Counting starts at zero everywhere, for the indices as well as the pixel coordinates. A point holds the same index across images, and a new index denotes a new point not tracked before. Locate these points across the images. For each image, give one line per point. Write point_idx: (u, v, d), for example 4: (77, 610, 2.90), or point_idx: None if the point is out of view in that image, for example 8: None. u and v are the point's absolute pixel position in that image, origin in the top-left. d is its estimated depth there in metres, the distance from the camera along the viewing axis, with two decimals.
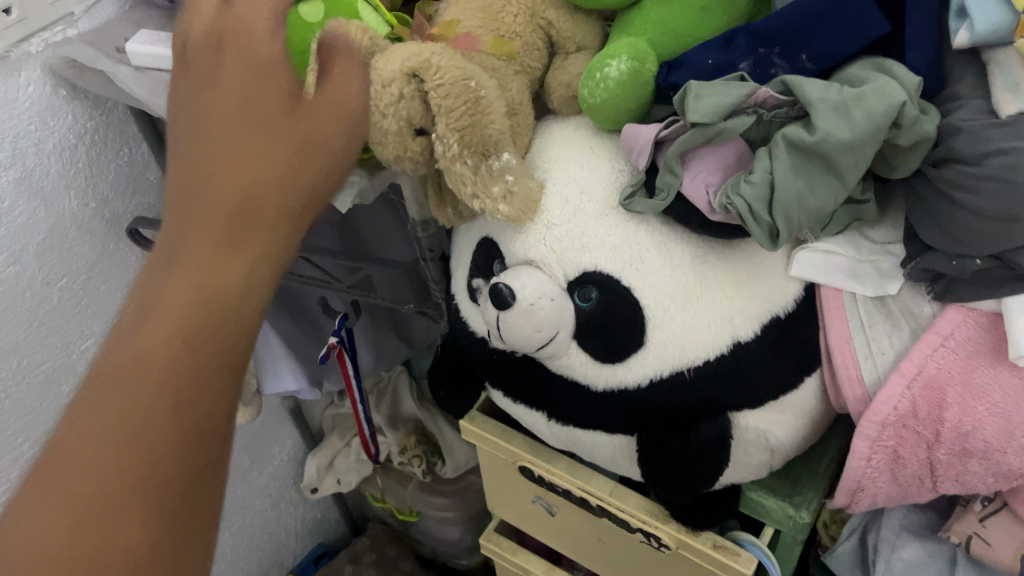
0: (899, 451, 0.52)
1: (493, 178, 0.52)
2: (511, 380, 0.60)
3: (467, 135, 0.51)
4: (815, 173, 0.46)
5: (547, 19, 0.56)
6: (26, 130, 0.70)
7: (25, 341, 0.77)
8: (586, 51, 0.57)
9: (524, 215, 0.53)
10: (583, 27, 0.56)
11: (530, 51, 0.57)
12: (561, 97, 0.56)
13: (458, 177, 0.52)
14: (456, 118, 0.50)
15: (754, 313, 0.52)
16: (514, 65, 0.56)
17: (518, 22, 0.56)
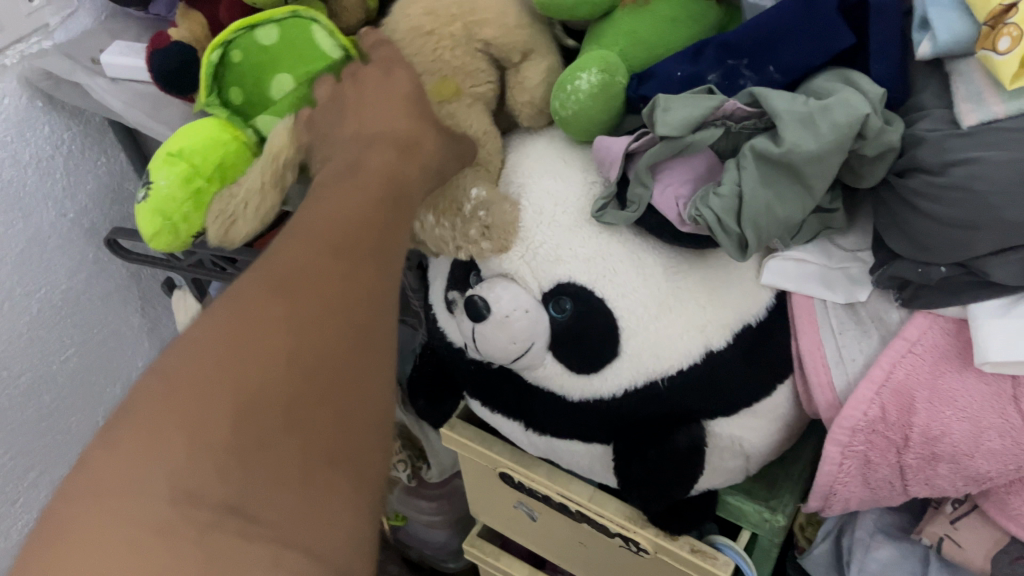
0: (870, 455, 0.52)
1: (467, 221, 0.53)
2: (488, 389, 0.61)
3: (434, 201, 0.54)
4: (782, 184, 0.47)
5: (484, 39, 0.55)
6: (2, 142, 0.69)
7: (5, 352, 0.76)
8: (533, 54, 0.56)
9: (507, 242, 0.53)
10: (525, 31, 0.55)
11: (477, 77, 0.56)
12: (526, 115, 0.57)
13: (440, 238, 0.55)
14: None
15: (726, 321, 0.52)
16: (465, 98, 0.56)
17: (456, 54, 0.55)
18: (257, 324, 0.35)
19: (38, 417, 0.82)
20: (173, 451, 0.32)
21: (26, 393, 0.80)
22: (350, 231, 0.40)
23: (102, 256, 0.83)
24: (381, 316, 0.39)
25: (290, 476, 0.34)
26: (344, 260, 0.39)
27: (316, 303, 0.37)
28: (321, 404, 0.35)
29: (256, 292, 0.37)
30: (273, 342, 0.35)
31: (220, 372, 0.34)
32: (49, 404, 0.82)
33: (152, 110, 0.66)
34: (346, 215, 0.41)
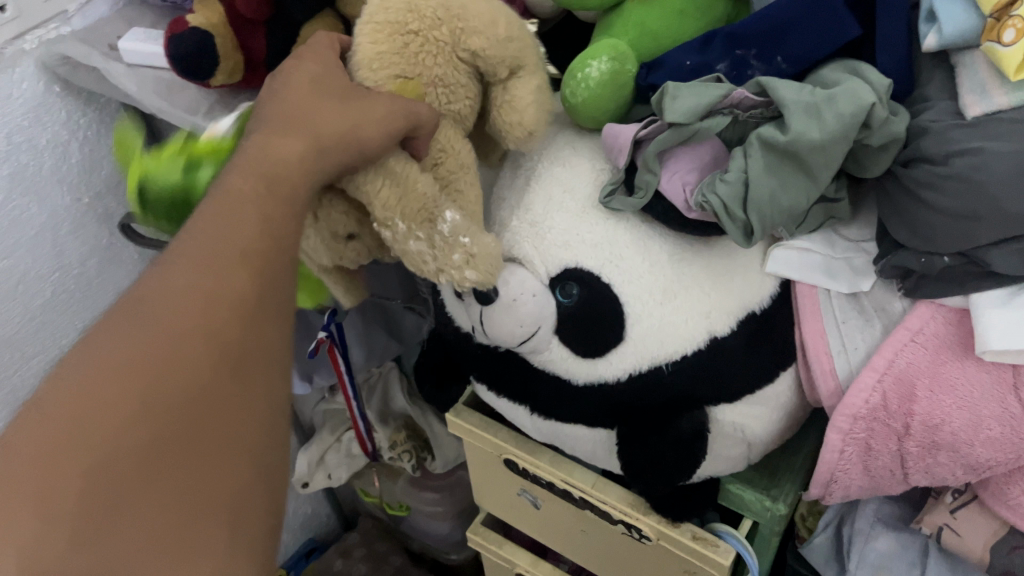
0: (871, 443, 0.53)
1: (448, 247, 0.50)
2: (495, 374, 0.61)
3: (405, 211, 0.49)
4: (787, 172, 0.48)
5: (470, 49, 0.50)
6: (18, 126, 0.70)
7: (18, 335, 0.76)
8: (521, 69, 0.52)
9: (491, 277, 0.51)
10: (518, 44, 0.51)
11: (458, 92, 0.52)
12: (515, 139, 0.54)
13: (417, 256, 0.50)
14: (386, 200, 0.49)
15: (730, 308, 0.53)
16: (446, 108, 0.52)
17: (438, 64, 0.50)
18: (116, 368, 0.33)
19: None
20: (21, 522, 0.30)
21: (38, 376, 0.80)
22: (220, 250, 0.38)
23: (115, 242, 0.83)
24: (259, 336, 0.37)
25: (157, 527, 0.33)
26: (208, 287, 0.36)
27: (181, 339, 0.35)
28: (190, 442, 0.34)
29: (114, 334, 0.34)
30: (133, 387, 0.33)
31: (72, 430, 0.32)
32: None
33: (167, 95, 0.67)
34: (218, 233, 0.38)
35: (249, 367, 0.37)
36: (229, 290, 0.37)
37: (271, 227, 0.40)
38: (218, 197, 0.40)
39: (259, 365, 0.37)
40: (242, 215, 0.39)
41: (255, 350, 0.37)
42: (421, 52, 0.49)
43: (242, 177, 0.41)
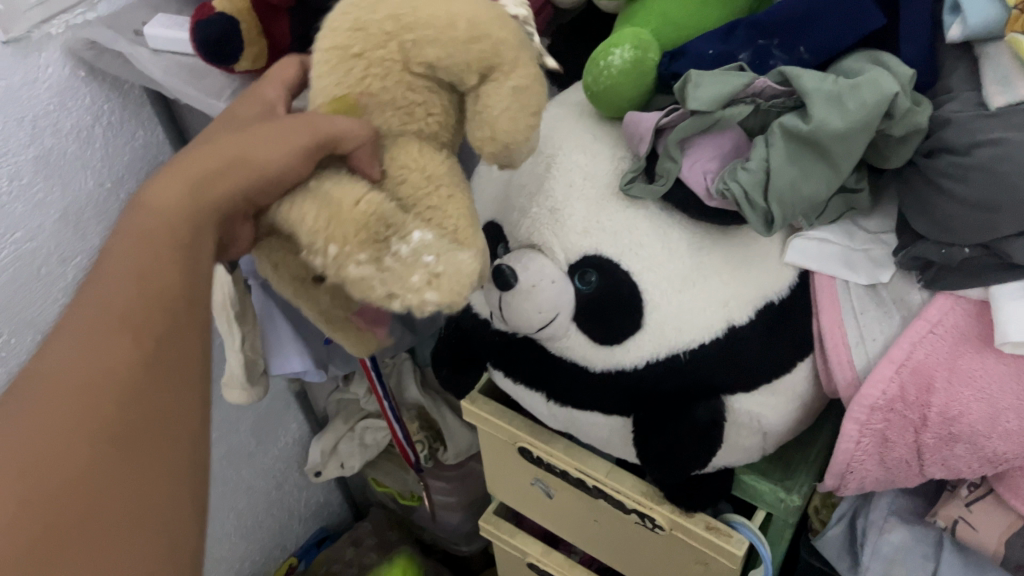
0: (887, 434, 0.53)
1: (405, 265, 0.38)
2: (512, 361, 0.62)
3: (340, 230, 0.37)
4: (809, 161, 0.48)
5: (425, 61, 0.40)
6: (43, 110, 0.71)
7: (41, 317, 0.77)
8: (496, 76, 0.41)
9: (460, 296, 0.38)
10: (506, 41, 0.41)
11: (421, 112, 0.42)
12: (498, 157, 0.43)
13: (364, 286, 0.38)
14: (319, 221, 0.38)
15: (748, 297, 0.53)
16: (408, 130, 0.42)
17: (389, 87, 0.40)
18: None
19: None
20: None
21: None
22: (92, 317, 0.33)
23: None
24: (158, 405, 0.33)
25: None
26: (85, 358, 0.32)
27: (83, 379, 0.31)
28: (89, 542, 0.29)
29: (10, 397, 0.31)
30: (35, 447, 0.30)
31: None
32: None
33: (191, 80, 0.67)
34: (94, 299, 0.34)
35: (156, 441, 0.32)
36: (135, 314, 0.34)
37: (164, 275, 0.35)
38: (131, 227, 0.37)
39: (182, 383, 0.34)
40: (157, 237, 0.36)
41: (173, 368, 0.34)
42: (367, 72, 0.40)
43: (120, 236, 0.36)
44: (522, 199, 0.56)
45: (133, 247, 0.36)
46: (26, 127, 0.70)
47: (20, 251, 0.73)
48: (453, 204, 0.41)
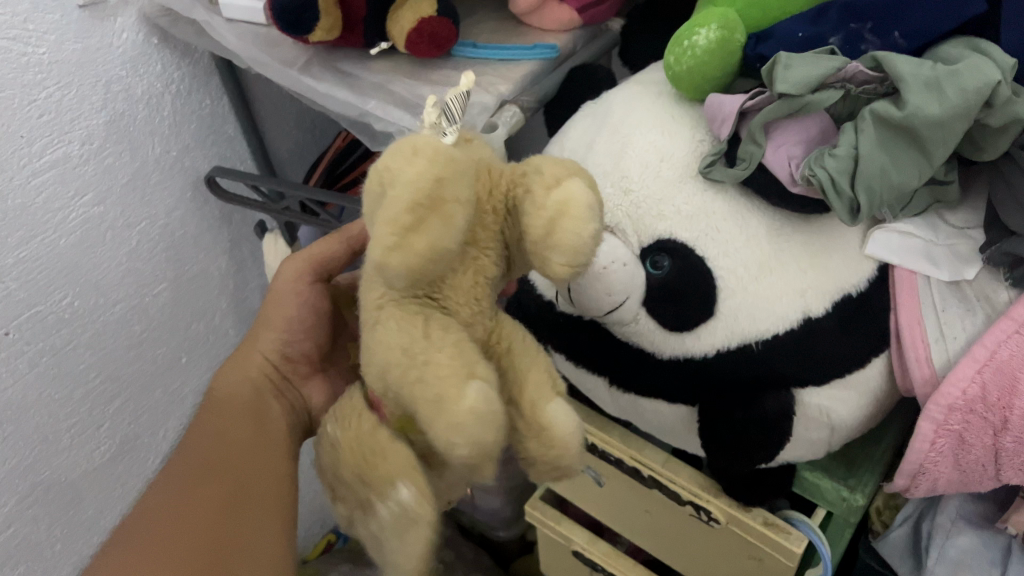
0: (965, 435, 0.51)
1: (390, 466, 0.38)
2: (578, 345, 0.61)
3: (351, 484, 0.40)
4: (900, 149, 0.46)
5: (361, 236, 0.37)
6: (117, 75, 0.73)
7: (105, 280, 0.77)
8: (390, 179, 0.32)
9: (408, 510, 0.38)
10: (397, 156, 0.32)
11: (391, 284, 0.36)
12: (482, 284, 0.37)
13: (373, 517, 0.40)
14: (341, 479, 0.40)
15: (826, 288, 0.51)
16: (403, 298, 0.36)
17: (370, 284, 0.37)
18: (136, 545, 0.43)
19: (131, 346, 0.82)
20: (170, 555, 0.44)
21: (119, 321, 0.80)
22: (189, 462, 0.48)
23: (199, 196, 0.84)
24: (254, 508, 0.49)
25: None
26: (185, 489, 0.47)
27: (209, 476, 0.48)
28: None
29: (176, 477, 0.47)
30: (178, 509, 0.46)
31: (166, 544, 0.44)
32: (140, 334, 0.82)
33: (264, 47, 0.67)
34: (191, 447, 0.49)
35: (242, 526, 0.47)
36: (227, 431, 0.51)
37: (247, 428, 0.52)
38: (230, 373, 0.56)
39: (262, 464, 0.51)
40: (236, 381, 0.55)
41: (250, 449, 0.51)
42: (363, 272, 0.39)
43: (202, 409, 0.53)
44: (595, 178, 0.56)
45: (218, 408, 0.53)
46: (99, 91, 0.71)
47: (88, 214, 0.74)
48: (439, 364, 0.33)
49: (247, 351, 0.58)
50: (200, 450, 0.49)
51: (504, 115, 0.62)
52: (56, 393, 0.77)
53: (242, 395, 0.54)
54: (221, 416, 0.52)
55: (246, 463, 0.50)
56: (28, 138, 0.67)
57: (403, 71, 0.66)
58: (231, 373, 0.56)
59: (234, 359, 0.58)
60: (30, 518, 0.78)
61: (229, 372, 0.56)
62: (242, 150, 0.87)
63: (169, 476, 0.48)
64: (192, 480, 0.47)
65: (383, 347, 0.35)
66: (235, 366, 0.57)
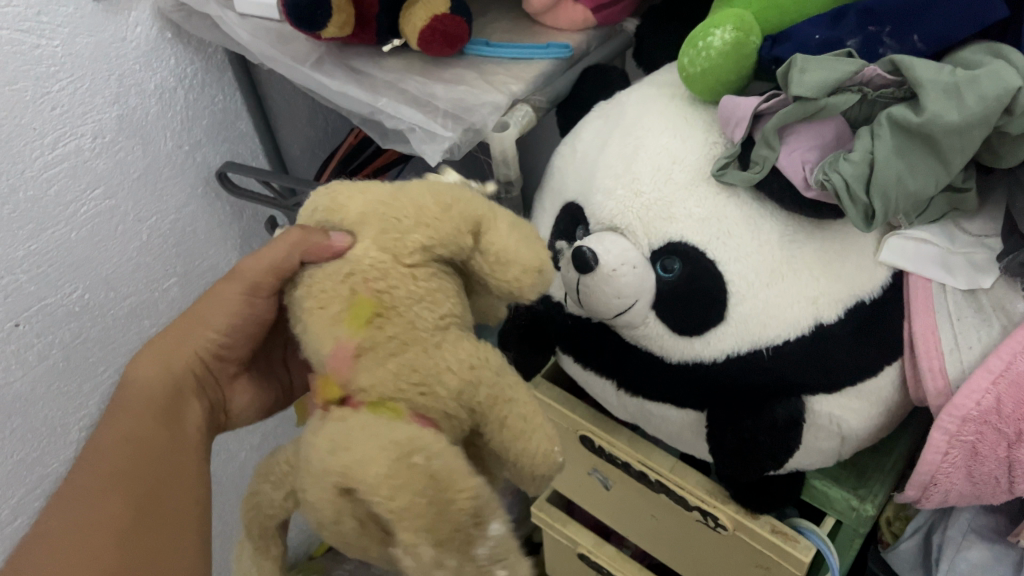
0: (978, 447, 0.50)
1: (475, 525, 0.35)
2: (585, 347, 0.61)
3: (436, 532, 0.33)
4: (917, 155, 0.46)
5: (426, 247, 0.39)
6: (130, 69, 0.73)
7: (115, 274, 0.77)
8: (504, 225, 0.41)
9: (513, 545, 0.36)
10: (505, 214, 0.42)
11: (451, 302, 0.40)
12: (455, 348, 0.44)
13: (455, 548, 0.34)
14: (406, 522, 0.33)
15: (839, 295, 0.51)
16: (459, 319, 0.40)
17: (436, 296, 0.39)
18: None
19: (140, 341, 0.82)
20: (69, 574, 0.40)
21: (129, 316, 0.80)
22: (101, 468, 0.45)
23: (210, 192, 0.84)
24: (167, 519, 0.44)
25: None
26: (89, 506, 0.43)
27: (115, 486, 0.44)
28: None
29: (83, 484, 0.44)
30: (79, 524, 0.42)
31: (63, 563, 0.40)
32: (149, 329, 0.82)
33: (277, 44, 0.67)
34: (98, 459, 0.45)
35: (153, 549, 0.43)
36: (142, 434, 0.47)
37: (160, 428, 0.48)
38: (155, 357, 0.51)
39: (177, 471, 0.47)
40: (154, 370, 0.51)
41: (164, 456, 0.47)
42: (399, 289, 0.38)
43: (116, 407, 0.48)
44: (606, 180, 0.55)
45: (138, 402, 0.49)
46: (112, 85, 0.71)
47: (99, 207, 0.74)
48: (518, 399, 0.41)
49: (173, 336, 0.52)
50: (110, 458, 0.45)
51: (516, 114, 0.61)
52: (64, 386, 0.77)
53: (160, 386, 0.50)
54: (136, 414, 0.48)
55: (160, 470, 0.46)
56: (40, 131, 0.67)
57: (414, 69, 0.66)
58: (156, 359, 0.51)
59: (158, 340, 0.53)
60: (37, 510, 0.78)
61: (153, 354, 0.52)
62: (254, 145, 0.87)
63: (80, 478, 0.44)
64: (93, 490, 0.44)
65: (468, 367, 0.39)
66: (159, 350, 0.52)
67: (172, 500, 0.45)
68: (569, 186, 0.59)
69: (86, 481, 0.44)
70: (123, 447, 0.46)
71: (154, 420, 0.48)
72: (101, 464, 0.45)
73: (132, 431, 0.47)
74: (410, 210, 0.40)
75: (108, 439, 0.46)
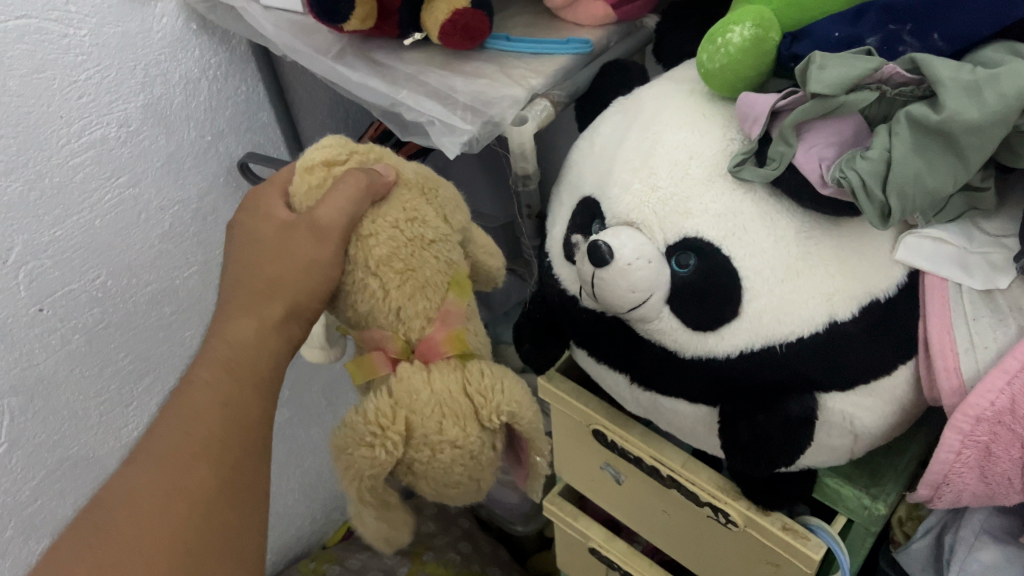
0: (992, 447, 0.50)
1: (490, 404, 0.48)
2: (599, 341, 0.61)
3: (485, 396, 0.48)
4: (936, 154, 0.45)
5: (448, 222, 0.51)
6: (156, 59, 0.74)
7: (137, 261, 0.79)
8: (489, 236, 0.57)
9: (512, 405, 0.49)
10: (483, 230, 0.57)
11: (452, 250, 0.50)
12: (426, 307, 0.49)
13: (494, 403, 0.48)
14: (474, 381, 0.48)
15: (854, 292, 0.51)
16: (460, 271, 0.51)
17: (449, 249, 0.50)
18: (100, 545, 0.42)
19: (160, 328, 0.83)
20: (140, 538, 0.43)
21: (150, 302, 0.81)
22: (187, 437, 0.46)
23: (231, 182, 0.85)
24: (237, 501, 0.47)
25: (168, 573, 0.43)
26: (170, 475, 0.45)
27: (193, 459, 0.46)
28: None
29: (165, 450, 0.46)
30: (159, 489, 0.45)
31: (136, 527, 0.43)
32: (169, 316, 0.83)
33: (301, 36, 0.69)
34: (183, 430, 0.47)
35: (225, 531, 0.46)
36: (230, 409, 0.48)
37: (245, 402, 0.49)
38: (246, 299, 0.51)
39: (252, 452, 0.48)
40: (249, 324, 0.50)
41: (246, 437, 0.48)
42: (421, 236, 0.48)
43: (205, 371, 0.49)
44: (623, 174, 0.55)
45: (229, 365, 0.49)
46: (137, 75, 0.73)
47: (123, 195, 0.75)
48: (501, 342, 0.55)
49: (266, 274, 0.51)
50: (195, 427, 0.47)
51: (534, 109, 0.61)
52: (85, 371, 0.78)
53: (251, 345, 0.50)
54: (226, 381, 0.49)
55: (238, 451, 0.47)
56: (67, 119, 0.69)
57: (435, 62, 0.66)
58: (252, 303, 0.51)
59: (250, 274, 0.51)
60: (57, 493, 0.80)
61: (249, 294, 0.51)
62: (275, 137, 0.88)
63: (163, 437, 0.46)
64: (172, 458, 0.45)
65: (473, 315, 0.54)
66: (253, 295, 0.51)
67: (247, 483, 0.48)
68: (585, 181, 0.59)
69: (171, 442, 0.46)
70: (208, 419, 0.47)
71: (241, 389, 0.49)
72: (187, 431, 0.46)
73: (224, 402, 0.48)
74: (421, 177, 0.51)
75: (193, 403, 0.48)
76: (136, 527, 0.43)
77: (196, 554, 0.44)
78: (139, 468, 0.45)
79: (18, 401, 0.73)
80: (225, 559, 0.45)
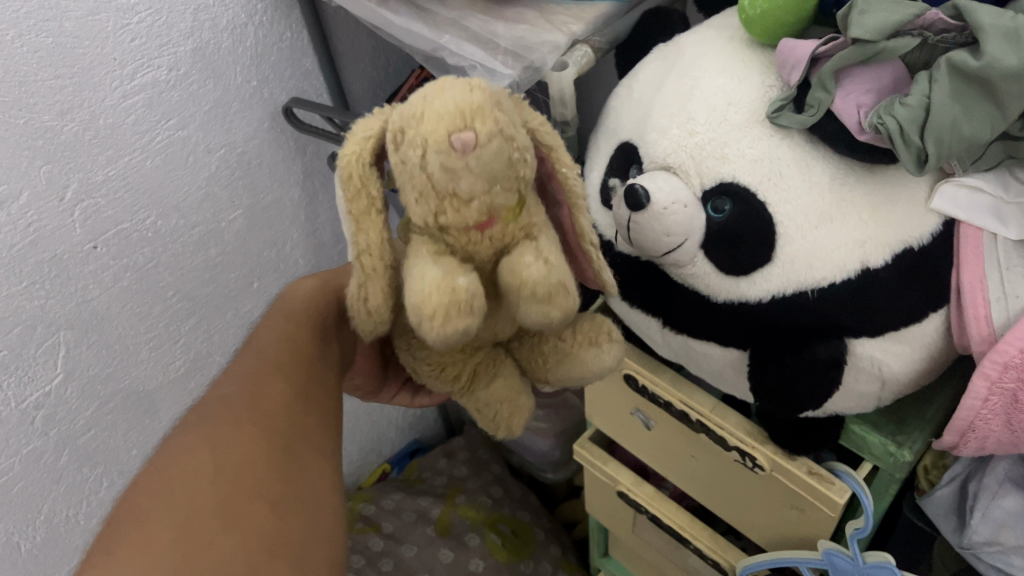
0: (1018, 396, 0.51)
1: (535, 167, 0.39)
2: (634, 284, 0.62)
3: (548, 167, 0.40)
4: (975, 100, 0.45)
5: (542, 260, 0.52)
6: (204, 4, 0.75)
7: (185, 202, 0.81)
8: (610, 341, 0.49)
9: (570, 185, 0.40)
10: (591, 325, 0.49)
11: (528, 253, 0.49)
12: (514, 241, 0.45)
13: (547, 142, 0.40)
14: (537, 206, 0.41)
15: (888, 239, 0.51)
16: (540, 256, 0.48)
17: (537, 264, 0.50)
18: (194, 447, 0.45)
19: (207, 268, 0.86)
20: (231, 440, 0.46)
21: (197, 243, 0.84)
22: (255, 365, 0.50)
23: (276, 127, 0.87)
24: (309, 418, 0.50)
25: (263, 468, 0.45)
26: (250, 392, 0.48)
27: (264, 379, 0.49)
28: (272, 481, 0.45)
29: (239, 377, 0.50)
30: (237, 403, 0.48)
31: (222, 432, 0.46)
32: (215, 258, 0.86)
33: None
34: (252, 360, 0.51)
35: (300, 445, 0.48)
36: (293, 343, 0.52)
37: (305, 338, 0.53)
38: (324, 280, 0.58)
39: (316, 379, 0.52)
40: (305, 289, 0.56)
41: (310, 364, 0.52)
42: None
43: (266, 324, 0.54)
44: (661, 120, 0.56)
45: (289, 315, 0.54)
46: (187, 19, 0.74)
47: (172, 137, 0.77)
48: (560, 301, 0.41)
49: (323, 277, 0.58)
50: (259, 357, 0.51)
51: (575, 54, 0.63)
52: (136, 308, 0.81)
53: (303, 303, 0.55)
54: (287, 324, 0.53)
55: (304, 380, 0.51)
56: (121, 61, 0.71)
57: (477, 7, 0.67)
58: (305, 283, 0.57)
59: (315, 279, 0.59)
60: (111, 424, 0.84)
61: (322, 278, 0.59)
62: (318, 84, 0.90)
63: (237, 372, 0.50)
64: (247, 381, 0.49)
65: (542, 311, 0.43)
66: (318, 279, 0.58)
67: (322, 406, 0.51)
68: (623, 127, 0.60)
69: (242, 372, 0.50)
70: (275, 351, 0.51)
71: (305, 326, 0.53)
72: (254, 364, 0.50)
73: (286, 338, 0.52)
74: None
75: (260, 345, 0.52)
76: (223, 432, 0.46)
77: (284, 453, 0.47)
78: (212, 400, 0.48)
79: (73, 334, 0.77)
80: (309, 465, 0.48)
